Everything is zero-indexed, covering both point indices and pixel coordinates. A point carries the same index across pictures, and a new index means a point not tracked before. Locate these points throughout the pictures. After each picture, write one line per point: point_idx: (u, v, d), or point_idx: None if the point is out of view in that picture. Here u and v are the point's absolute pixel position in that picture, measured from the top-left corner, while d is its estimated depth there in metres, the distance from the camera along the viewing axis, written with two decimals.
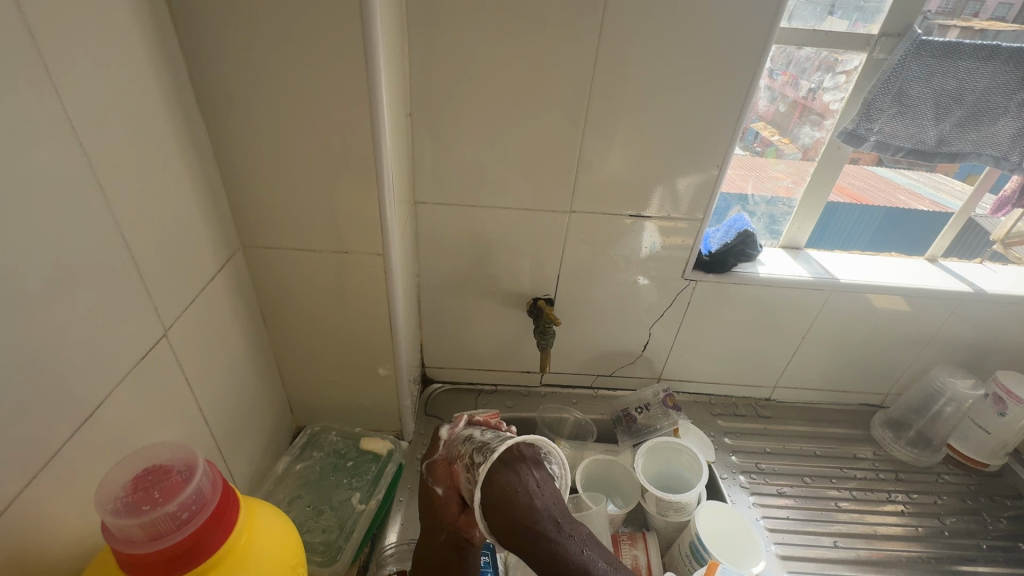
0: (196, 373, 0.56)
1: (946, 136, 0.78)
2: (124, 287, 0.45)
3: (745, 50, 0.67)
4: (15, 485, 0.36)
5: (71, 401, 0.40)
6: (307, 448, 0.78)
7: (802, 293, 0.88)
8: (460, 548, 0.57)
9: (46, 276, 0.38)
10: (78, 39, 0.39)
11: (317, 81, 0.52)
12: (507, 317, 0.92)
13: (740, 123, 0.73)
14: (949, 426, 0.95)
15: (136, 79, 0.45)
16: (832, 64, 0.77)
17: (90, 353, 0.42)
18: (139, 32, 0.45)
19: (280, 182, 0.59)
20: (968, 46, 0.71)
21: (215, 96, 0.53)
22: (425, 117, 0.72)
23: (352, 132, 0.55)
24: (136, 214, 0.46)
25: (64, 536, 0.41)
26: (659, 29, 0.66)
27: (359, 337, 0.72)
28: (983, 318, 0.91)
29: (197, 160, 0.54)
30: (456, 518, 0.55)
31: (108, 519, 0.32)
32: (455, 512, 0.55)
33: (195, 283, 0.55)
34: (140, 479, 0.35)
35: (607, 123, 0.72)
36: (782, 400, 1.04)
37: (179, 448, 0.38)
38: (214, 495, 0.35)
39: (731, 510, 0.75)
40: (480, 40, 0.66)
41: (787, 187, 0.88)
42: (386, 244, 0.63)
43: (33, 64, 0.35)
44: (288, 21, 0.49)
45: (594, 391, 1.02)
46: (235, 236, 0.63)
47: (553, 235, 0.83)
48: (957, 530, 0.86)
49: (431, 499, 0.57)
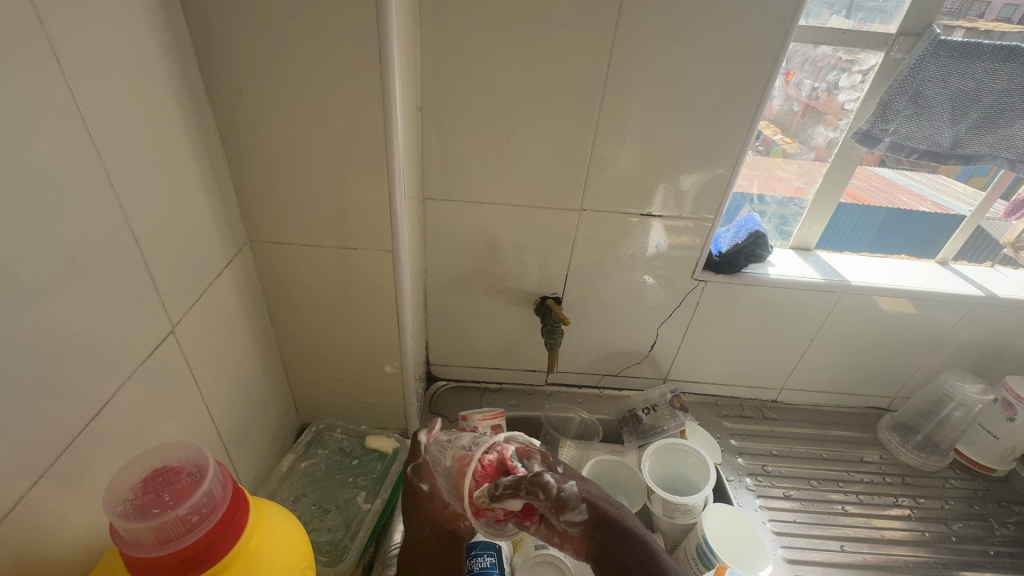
0: (203, 371, 0.55)
1: (961, 139, 0.77)
2: (133, 284, 0.44)
3: (760, 50, 0.66)
4: (22, 485, 0.35)
5: (79, 399, 0.40)
6: (312, 446, 0.77)
7: (813, 295, 0.87)
8: (448, 542, 0.56)
9: (51, 270, 0.36)
10: (88, 30, 0.38)
11: (329, 75, 0.51)
12: (514, 316, 0.92)
13: (754, 122, 0.72)
14: (957, 429, 0.95)
15: (144, 69, 0.44)
16: (846, 65, 0.76)
17: (96, 350, 0.41)
18: (149, 22, 0.44)
19: (288, 177, 0.58)
20: (987, 47, 0.70)
21: (224, 88, 0.52)
22: (435, 113, 0.71)
23: (363, 126, 0.54)
24: (145, 210, 0.45)
25: (70, 536, 0.40)
26: (675, 25, 0.64)
27: (366, 335, 0.72)
28: (993, 323, 0.91)
29: (205, 154, 0.53)
30: (439, 512, 0.58)
31: (118, 523, 0.31)
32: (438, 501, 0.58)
33: (202, 279, 0.54)
34: (149, 481, 0.34)
35: (618, 120, 0.71)
36: (788, 402, 1.04)
37: (189, 448, 0.37)
38: (224, 498, 0.34)
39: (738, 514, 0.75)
40: (491, 36, 0.65)
41: (799, 187, 0.87)
42: (395, 240, 0.62)
43: (39, 49, 0.34)
44: (301, 11, 0.48)
45: (599, 390, 1.01)
46: (242, 231, 0.62)
47: (561, 234, 0.82)
48: (964, 536, 0.86)
49: (414, 495, 0.60)
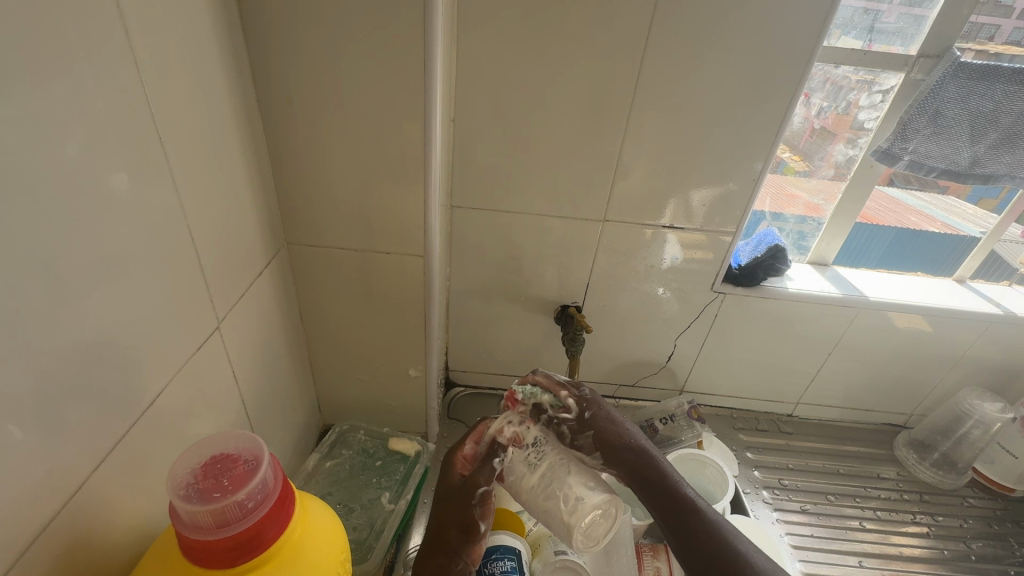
0: (240, 366, 0.57)
1: (979, 158, 0.79)
2: (186, 279, 0.46)
3: (785, 67, 0.68)
4: (83, 468, 0.37)
5: (132, 389, 0.41)
6: (336, 446, 0.78)
7: (831, 310, 0.88)
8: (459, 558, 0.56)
9: (110, 264, 0.38)
10: (158, 36, 0.40)
11: (372, 81, 0.53)
12: (533, 323, 0.93)
13: (777, 139, 0.73)
14: (975, 449, 0.93)
15: (202, 76, 0.46)
16: (866, 85, 0.78)
17: (150, 340, 0.43)
18: (211, 30, 0.46)
19: (327, 180, 0.60)
20: (1006, 69, 0.72)
21: (273, 96, 0.54)
22: (466, 123, 0.73)
23: (402, 134, 0.56)
24: (199, 209, 0.47)
25: (122, 524, 0.41)
26: (704, 42, 0.66)
27: (393, 337, 0.73)
28: (1010, 340, 0.91)
29: (253, 156, 0.56)
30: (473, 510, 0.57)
31: (180, 505, 0.32)
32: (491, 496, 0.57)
33: (245, 278, 0.56)
34: (208, 467, 0.35)
35: (642, 134, 0.73)
36: (803, 416, 1.04)
37: (244, 437, 0.38)
38: (277, 487, 0.36)
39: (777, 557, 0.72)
40: (524, 49, 0.67)
41: (817, 204, 0.88)
42: (427, 245, 0.64)
43: (113, 56, 0.36)
44: (350, 25, 0.50)
45: (616, 400, 1.02)
46: (281, 233, 0.64)
47: (584, 245, 0.83)
48: (983, 555, 0.85)
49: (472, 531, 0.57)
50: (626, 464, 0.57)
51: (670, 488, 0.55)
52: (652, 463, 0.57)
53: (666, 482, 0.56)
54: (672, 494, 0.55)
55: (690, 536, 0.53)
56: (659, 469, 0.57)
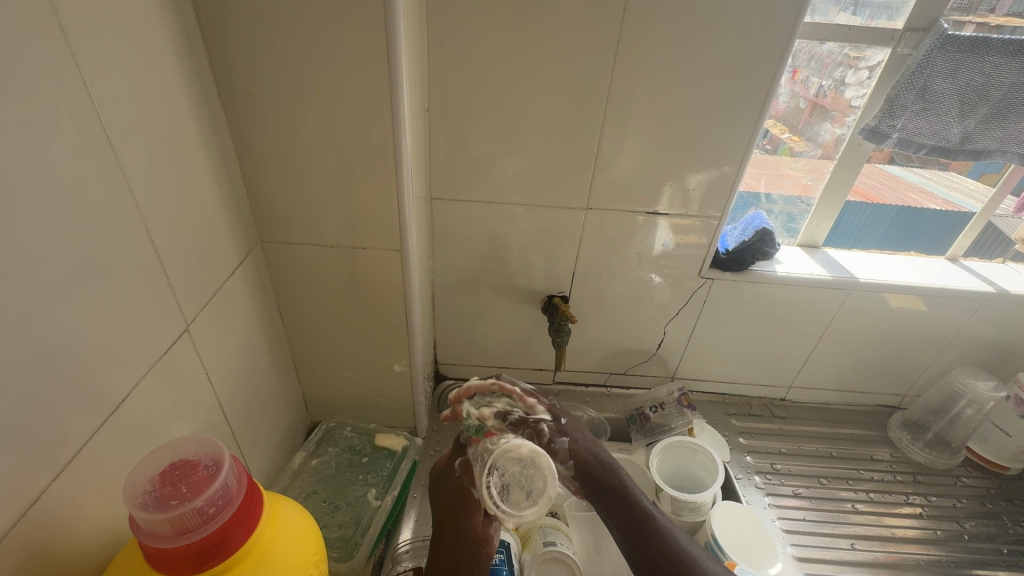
0: (216, 368, 0.56)
1: (970, 134, 0.77)
2: (150, 282, 0.46)
3: (767, 46, 0.66)
4: (45, 478, 0.36)
5: (97, 395, 0.40)
6: (322, 443, 0.78)
7: (820, 293, 0.87)
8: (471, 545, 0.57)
9: (69, 270, 0.37)
10: (106, 33, 0.39)
11: (335, 72, 0.52)
12: (520, 315, 0.92)
13: (760, 119, 0.72)
14: (969, 428, 0.93)
15: (157, 72, 0.44)
16: (853, 61, 0.76)
17: (116, 346, 0.42)
18: (164, 24, 0.45)
19: (297, 175, 0.59)
20: (996, 41, 0.70)
21: (237, 91, 0.53)
22: (442, 113, 0.71)
23: (372, 128, 0.55)
24: (160, 211, 0.46)
25: (89, 531, 0.41)
26: (682, 22, 0.64)
27: (375, 333, 0.72)
28: (1004, 317, 0.89)
29: (218, 153, 0.54)
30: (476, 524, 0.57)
31: (137, 513, 0.32)
32: (480, 525, 0.57)
33: (215, 279, 0.55)
34: (168, 474, 0.35)
35: (623, 119, 0.71)
36: (796, 400, 1.03)
37: (205, 441, 0.38)
38: (240, 491, 0.35)
39: (761, 528, 0.73)
40: (496, 35, 0.66)
41: (806, 184, 0.86)
42: (404, 240, 0.63)
43: (56, 56, 0.35)
44: (311, 15, 0.49)
45: (607, 389, 1.02)
46: (254, 232, 0.63)
47: (568, 233, 0.82)
48: (977, 534, 0.85)
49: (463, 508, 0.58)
50: (607, 488, 0.60)
51: (658, 547, 0.56)
52: (638, 501, 0.59)
53: (655, 541, 0.56)
54: (659, 556, 0.56)
55: (651, 566, 0.55)
56: (655, 530, 0.57)
